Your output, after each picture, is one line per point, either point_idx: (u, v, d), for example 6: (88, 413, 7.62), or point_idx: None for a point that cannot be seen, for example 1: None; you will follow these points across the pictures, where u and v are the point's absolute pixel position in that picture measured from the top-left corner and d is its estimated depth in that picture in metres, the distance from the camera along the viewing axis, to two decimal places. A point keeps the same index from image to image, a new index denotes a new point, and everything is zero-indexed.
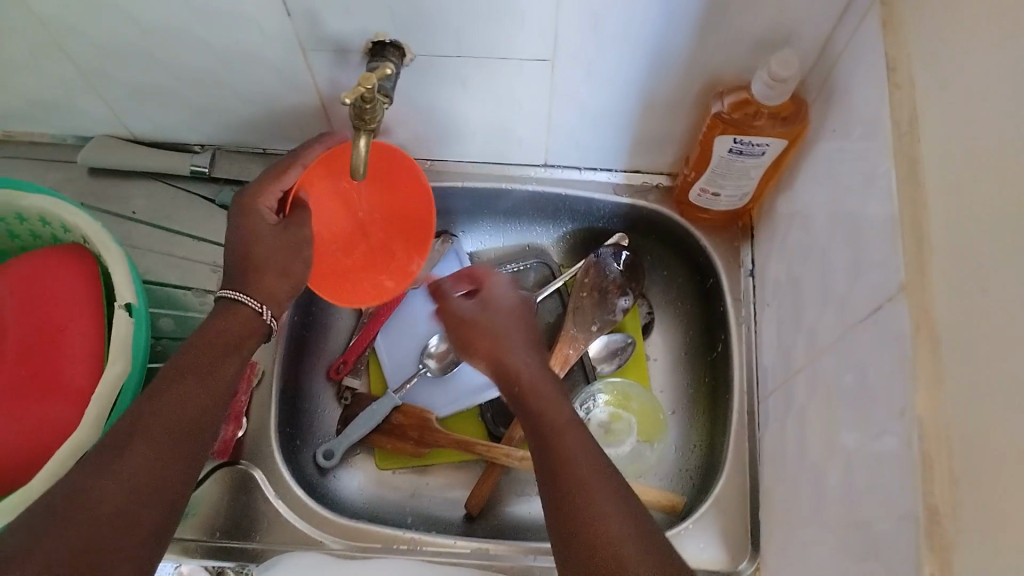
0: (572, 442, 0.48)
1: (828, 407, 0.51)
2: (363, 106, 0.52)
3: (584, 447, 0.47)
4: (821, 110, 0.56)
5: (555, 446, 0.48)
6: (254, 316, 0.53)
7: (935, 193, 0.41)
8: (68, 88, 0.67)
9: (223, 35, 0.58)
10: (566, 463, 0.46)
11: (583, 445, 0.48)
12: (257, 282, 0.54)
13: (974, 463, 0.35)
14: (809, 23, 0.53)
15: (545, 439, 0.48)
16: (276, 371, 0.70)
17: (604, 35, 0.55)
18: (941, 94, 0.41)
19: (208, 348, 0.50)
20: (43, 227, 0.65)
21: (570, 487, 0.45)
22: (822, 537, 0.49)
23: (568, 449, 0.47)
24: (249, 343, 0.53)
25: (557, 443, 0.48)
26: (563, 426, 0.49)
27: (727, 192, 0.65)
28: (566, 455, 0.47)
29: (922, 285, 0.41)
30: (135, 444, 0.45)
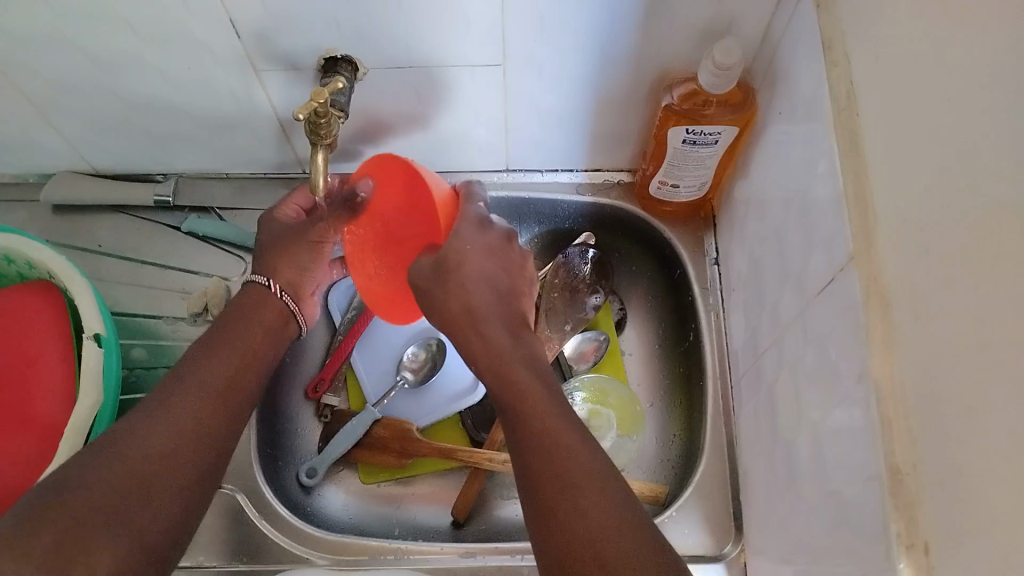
0: (568, 442, 0.46)
1: (794, 383, 0.52)
2: (318, 121, 0.53)
3: (581, 451, 0.46)
4: (767, 95, 0.57)
5: (545, 444, 0.46)
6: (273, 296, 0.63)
7: (877, 165, 0.42)
8: (24, 125, 0.67)
9: (175, 62, 0.58)
10: (556, 455, 0.45)
11: (570, 442, 0.46)
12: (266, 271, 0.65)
13: (930, 420, 0.36)
14: (748, 11, 0.54)
15: (530, 434, 0.47)
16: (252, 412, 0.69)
17: (551, 36, 0.56)
18: (876, 69, 0.43)
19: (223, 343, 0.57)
20: (7, 264, 0.64)
21: (562, 483, 0.44)
22: (799, 512, 0.50)
23: (565, 450, 0.45)
24: (268, 309, 0.63)
25: (543, 435, 0.46)
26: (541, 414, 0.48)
27: (685, 183, 0.66)
28: (561, 454, 0.45)
29: (871, 254, 0.42)
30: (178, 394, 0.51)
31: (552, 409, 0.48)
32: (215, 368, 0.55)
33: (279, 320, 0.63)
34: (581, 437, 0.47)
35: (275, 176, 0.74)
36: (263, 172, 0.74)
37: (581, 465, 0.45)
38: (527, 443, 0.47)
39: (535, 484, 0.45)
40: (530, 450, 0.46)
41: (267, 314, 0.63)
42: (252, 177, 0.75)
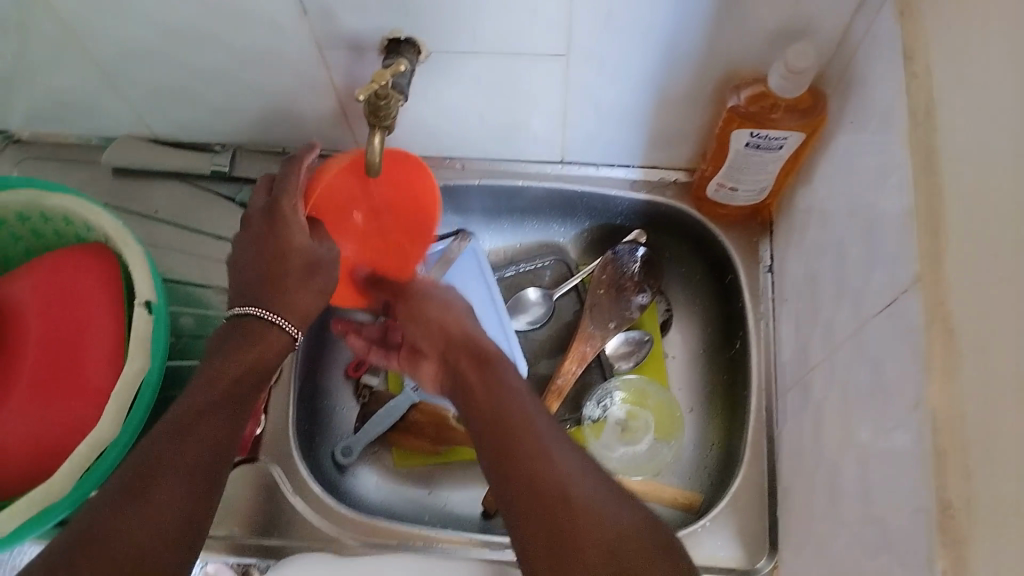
0: (534, 449, 0.49)
1: (844, 402, 0.50)
2: (378, 102, 0.52)
3: (565, 465, 0.48)
4: (838, 103, 0.55)
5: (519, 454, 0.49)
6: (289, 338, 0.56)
7: (951, 185, 0.40)
8: (90, 89, 0.68)
9: (240, 35, 0.58)
10: (532, 464, 0.48)
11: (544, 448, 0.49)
12: (275, 295, 0.55)
13: (987, 457, 0.35)
14: (825, 15, 0.52)
15: (511, 455, 0.50)
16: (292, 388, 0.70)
17: (618, 29, 0.54)
18: (959, 83, 0.41)
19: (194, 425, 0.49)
20: (66, 226, 0.66)
21: (540, 497, 0.47)
22: (837, 534, 0.49)
23: (536, 444, 0.50)
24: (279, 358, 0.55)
25: (517, 451, 0.50)
26: (512, 406, 0.53)
27: (744, 187, 0.65)
28: (523, 450, 0.49)
29: (938, 276, 0.40)
30: (151, 480, 0.45)
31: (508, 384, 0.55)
32: (196, 438, 0.48)
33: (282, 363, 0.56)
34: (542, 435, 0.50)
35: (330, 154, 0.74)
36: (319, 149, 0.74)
37: (559, 469, 0.48)
38: (509, 468, 0.49)
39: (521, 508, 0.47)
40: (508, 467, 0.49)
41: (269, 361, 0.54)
42: None
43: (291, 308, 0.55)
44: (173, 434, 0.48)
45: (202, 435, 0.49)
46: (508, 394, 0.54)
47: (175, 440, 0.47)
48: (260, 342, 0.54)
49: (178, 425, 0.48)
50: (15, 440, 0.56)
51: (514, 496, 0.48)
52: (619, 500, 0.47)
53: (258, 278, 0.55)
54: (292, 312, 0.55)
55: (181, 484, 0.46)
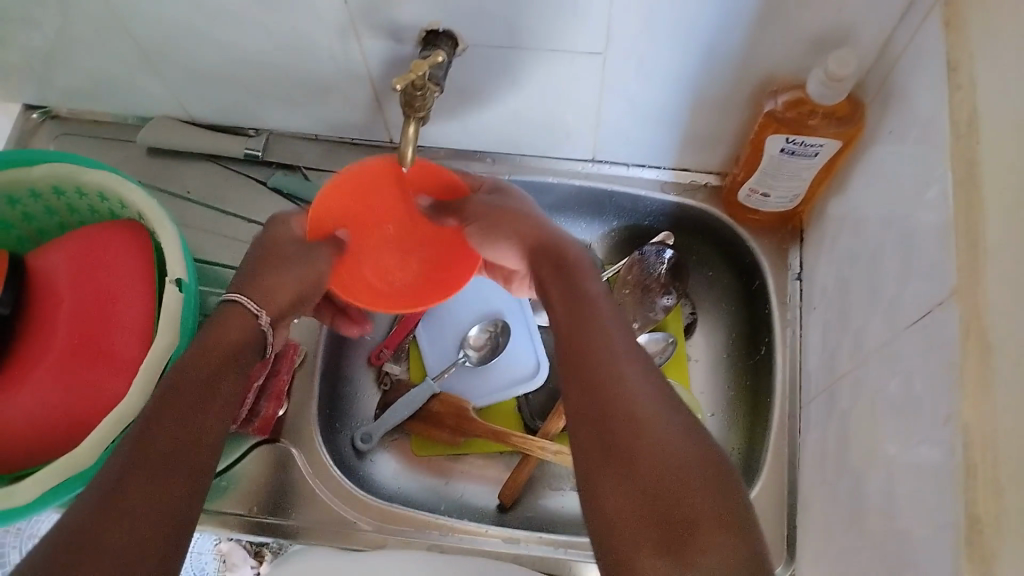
0: (608, 362, 0.47)
1: (871, 414, 0.50)
2: (414, 93, 0.53)
3: (635, 384, 0.46)
4: (877, 112, 0.54)
5: (588, 368, 0.47)
6: (252, 318, 0.56)
7: (991, 199, 0.40)
8: (130, 68, 0.69)
9: (280, 21, 0.59)
10: (598, 380, 0.47)
11: (612, 362, 0.47)
12: (254, 285, 0.58)
13: (1018, 475, 0.34)
14: (868, 22, 0.51)
15: (585, 367, 0.48)
16: (316, 371, 0.71)
17: (658, 29, 0.54)
18: (1003, 97, 0.40)
19: (174, 407, 0.48)
20: (100, 202, 0.67)
21: (630, 448, 0.43)
22: (859, 546, 0.48)
23: (607, 363, 0.47)
24: (248, 347, 0.55)
25: (592, 366, 0.47)
26: (591, 326, 0.50)
27: (777, 193, 0.64)
28: (594, 364, 0.47)
29: (975, 289, 0.40)
30: (147, 453, 0.45)
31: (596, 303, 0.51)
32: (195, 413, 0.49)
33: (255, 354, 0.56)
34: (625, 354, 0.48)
35: (362, 142, 0.75)
36: (351, 138, 0.75)
37: (660, 430, 0.44)
38: (590, 398, 0.46)
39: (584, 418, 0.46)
40: (580, 377, 0.47)
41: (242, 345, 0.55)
42: (340, 141, 0.75)
43: (267, 300, 0.58)
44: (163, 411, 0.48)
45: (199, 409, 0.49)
46: (595, 318, 0.50)
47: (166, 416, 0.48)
48: (236, 322, 0.55)
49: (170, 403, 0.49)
50: (47, 408, 0.57)
51: (580, 408, 0.46)
52: (674, 413, 0.45)
53: (247, 273, 0.59)
54: (266, 302, 0.58)
55: (177, 457, 0.47)
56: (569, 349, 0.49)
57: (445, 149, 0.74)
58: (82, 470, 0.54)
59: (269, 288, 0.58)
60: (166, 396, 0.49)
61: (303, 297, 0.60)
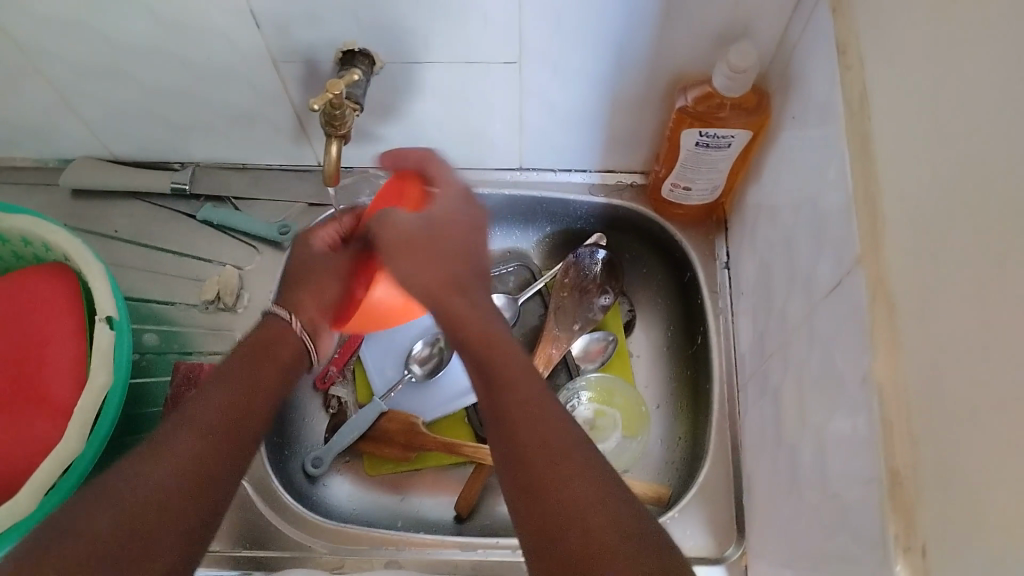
0: (557, 455, 0.45)
1: (800, 388, 0.52)
2: (333, 112, 0.54)
3: (583, 470, 0.44)
4: (781, 100, 0.57)
5: (531, 459, 0.45)
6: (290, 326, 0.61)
7: (887, 171, 0.42)
8: (45, 110, 0.68)
9: (195, 52, 0.59)
10: (541, 465, 0.45)
11: (554, 448, 0.45)
12: (292, 300, 0.62)
13: (932, 427, 0.36)
14: (764, 15, 0.54)
15: (511, 407, 0.48)
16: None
17: (568, 35, 0.56)
18: (889, 76, 0.43)
19: (184, 431, 0.49)
20: (24, 247, 0.66)
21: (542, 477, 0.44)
22: (799, 517, 0.50)
23: (558, 458, 0.45)
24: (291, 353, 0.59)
25: (536, 447, 0.46)
26: (530, 413, 0.47)
27: (698, 186, 0.66)
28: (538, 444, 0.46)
29: (879, 258, 0.42)
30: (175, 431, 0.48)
31: (532, 379, 0.49)
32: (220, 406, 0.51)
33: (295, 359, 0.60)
34: (573, 445, 0.46)
35: (289, 168, 0.75)
36: (279, 164, 0.75)
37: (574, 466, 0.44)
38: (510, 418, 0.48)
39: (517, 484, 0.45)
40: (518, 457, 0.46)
41: (285, 351, 0.59)
42: (268, 169, 0.75)
43: (297, 311, 0.62)
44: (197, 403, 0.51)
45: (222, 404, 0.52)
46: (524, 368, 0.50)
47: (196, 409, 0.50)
48: (272, 332, 0.60)
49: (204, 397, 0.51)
50: None
51: (512, 474, 0.45)
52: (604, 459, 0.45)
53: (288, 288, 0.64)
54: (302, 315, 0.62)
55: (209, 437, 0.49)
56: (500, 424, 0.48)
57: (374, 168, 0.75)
58: (19, 522, 0.52)
59: (299, 301, 0.62)
60: (214, 382, 0.53)
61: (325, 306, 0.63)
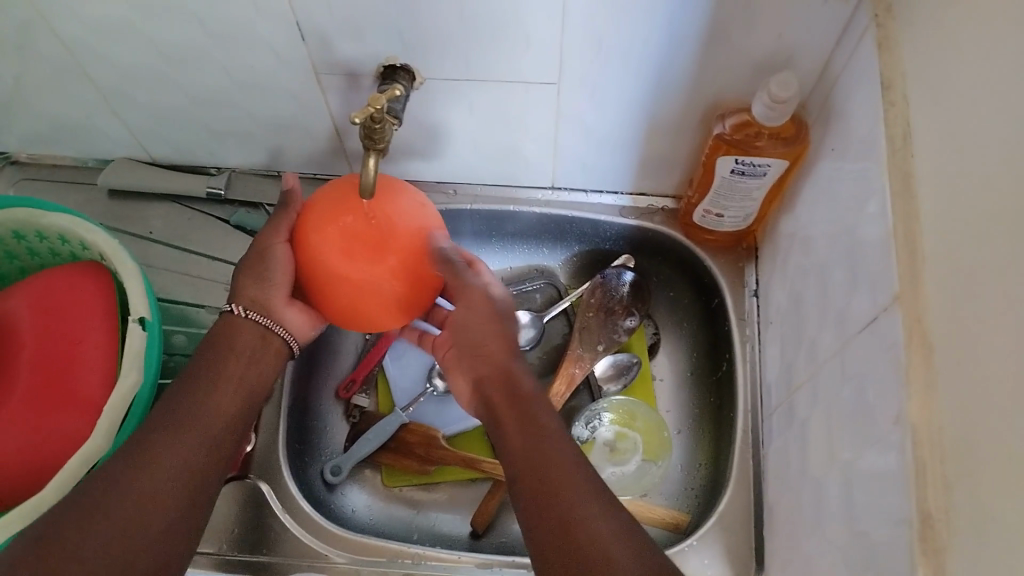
0: (565, 478, 0.47)
1: (829, 423, 0.51)
2: (374, 126, 0.53)
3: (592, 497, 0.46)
4: (820, 132, 0.57)
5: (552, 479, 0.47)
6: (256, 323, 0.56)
7: (928, 209, 0.42)
8: (90, 111, 0.69)
9: (239, 61, 0.60)
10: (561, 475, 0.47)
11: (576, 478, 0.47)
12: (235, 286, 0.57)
13: (966, 471, 0.36)
14: (807, 47, 0.54)
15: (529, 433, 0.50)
16: (280, 404, 0.70)
17: (608, 57, 0.56)
18: (934, 114, 0.43)
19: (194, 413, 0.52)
20: (61, 244, 0.67)
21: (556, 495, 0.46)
22: (823, 553, 0.49)
23: (559, 471, 0.48)
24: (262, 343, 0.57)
25: (553, 470, 0.48)
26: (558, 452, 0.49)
27: (730, 214, 0.66)
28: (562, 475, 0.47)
29: (917, 297, 0.42)
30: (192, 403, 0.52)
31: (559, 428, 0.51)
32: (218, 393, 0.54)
33: (259, 341, 0.56)
34: (576, 462, 0.48)
35: (323, 177, 0.76)
36: (315, 173, 0.75)
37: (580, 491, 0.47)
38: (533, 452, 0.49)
39: (536, 492, 0.47)
40: (543, 478, 0.48)
41: (244, 337, 0.56)
42: (304, 177, 0.76)
43: (239, 294, 0.56)
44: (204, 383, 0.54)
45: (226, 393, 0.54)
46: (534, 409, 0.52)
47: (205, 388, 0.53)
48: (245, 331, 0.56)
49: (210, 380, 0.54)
50: (5, 452, 0.56)
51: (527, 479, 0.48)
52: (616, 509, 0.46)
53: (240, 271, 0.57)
54: (243, 299, 0.56)
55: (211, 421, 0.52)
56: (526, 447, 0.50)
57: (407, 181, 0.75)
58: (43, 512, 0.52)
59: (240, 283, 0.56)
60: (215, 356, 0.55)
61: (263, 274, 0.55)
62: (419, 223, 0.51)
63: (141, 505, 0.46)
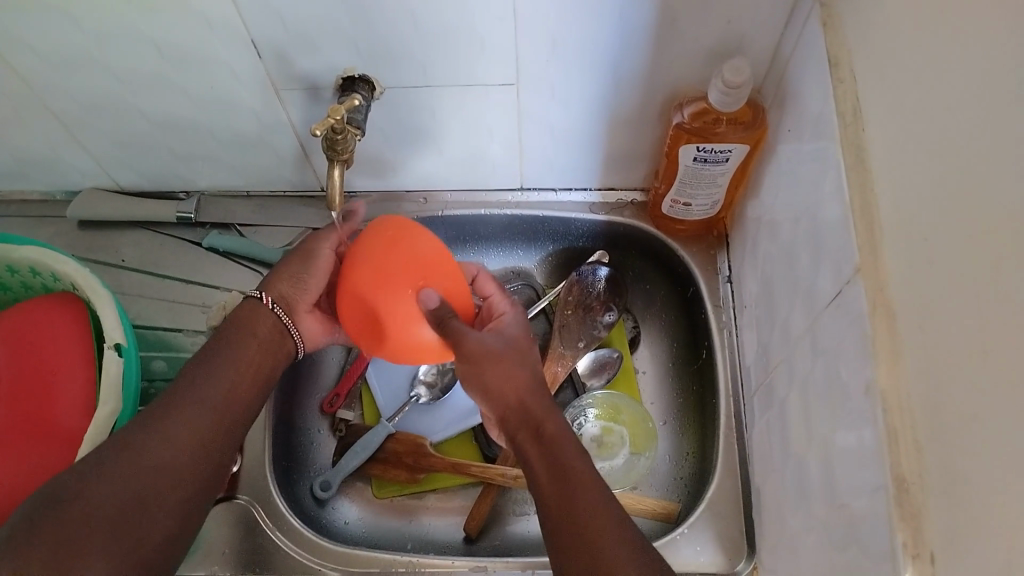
0: (593, 514, 0.46)
1: (804, 400, 0.52)
2: (335, 137, 0.55)
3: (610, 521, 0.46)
4: (776, 114, 0.58)
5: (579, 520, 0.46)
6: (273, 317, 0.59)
7: (882, 180, 0.43)
8: (53, 143, 0.69)
9: (198, 82, 0.60)
10: (586, 509, 0.46)
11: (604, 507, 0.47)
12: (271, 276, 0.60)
13: (936, 433, 0.36)
14: (757, 32, 0.55)
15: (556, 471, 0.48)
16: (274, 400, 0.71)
17: (564, 54, 0.57)
18: (881, 88, 0.44)
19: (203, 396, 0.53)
20: (33, 277, 0.66)
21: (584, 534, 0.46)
22: (809, 528, 0.50)
23: (593, 519, 0.46)
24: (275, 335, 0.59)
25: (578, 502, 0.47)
26: (584, 484, 0.48)
27: (697, 202, 0.67)
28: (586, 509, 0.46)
29: (878, 267, 0.42)
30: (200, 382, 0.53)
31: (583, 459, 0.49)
32: (226, 376, 0.54)
33: (275, 334, 0.59)
34: (604, 500, 0.47)
35: (293, 194, 0.76)
36: (284, 190, 0.76)
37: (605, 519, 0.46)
38: (561, 485, 0.48)
39: (563, 527, 0.46)
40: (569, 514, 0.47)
41: (264, 325, 0.58)
42: (273, 195, 0.76)
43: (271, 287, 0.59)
44: (214, 364, 0.54)
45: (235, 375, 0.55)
46: (559, 444, 0.50)
47: (215, 368, 0.54)
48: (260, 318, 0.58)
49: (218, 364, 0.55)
50: None
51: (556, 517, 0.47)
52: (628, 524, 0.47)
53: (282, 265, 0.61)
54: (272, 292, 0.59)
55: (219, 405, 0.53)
56: (558, 490, 0.48)
57: (376, 192, 0.76)
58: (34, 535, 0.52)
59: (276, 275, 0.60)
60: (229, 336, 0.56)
61: (298, 277, 0.59)
62: (409, 270, 0.51)
63: (152, 488, 0.48)
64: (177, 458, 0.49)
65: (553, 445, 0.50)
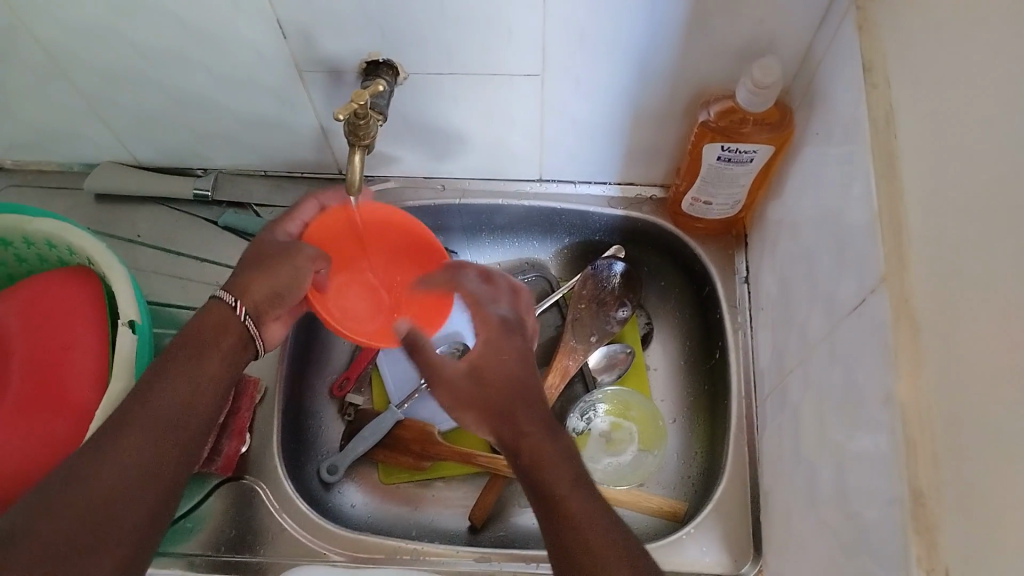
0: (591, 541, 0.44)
1: (819, 406, 0.51)
2: (357, 122, 0.54)
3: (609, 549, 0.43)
4: (804, 115, 0.57)
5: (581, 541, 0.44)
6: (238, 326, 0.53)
7: (912, 189, 0.42)
8: (73, 115, 0.69)
9: (221, 60, 0.60)
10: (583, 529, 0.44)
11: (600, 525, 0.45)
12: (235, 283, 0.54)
13: (956, 449, 0.36)
14: (789, 31, 0.54)
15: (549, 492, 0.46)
16: (279, 387, 0.71)
17: (591, 46, 0.56)
18: (915, 95, 0.43)
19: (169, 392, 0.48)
20: (49, 250, 0.66)
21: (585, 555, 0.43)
22: (818, 534, 0.49)
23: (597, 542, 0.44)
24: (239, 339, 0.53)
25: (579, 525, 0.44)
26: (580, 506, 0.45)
27: (718, 201, 0.66)
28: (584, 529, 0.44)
29: (903, 276, 0.42)
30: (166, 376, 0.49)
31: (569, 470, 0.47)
32: (192, 369, 0.50)
33: (240, 343, 0.53)
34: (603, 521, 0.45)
35: (309, 174, 0.76)
36: (302, 171, 0.75)
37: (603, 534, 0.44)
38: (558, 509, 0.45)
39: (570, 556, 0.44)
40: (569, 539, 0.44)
41: (228, 333, 0.52)
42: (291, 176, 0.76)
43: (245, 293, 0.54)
44: (179, 358, 0.50)
45: (201, 369, 0.50)
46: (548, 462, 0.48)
47: (180, 362, 0.50)
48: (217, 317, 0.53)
49: (182, 357, 0.50)
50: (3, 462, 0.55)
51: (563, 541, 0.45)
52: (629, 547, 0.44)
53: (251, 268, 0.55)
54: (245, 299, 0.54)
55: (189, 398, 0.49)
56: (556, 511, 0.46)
57: (394, 176, 0.75)
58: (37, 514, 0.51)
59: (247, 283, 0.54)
60: (190, 334, 0.51)
61: (280, 290, 0.54)
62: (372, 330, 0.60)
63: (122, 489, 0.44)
64: (149, 456, 0.46)
65: (541, 462, 0.48)
